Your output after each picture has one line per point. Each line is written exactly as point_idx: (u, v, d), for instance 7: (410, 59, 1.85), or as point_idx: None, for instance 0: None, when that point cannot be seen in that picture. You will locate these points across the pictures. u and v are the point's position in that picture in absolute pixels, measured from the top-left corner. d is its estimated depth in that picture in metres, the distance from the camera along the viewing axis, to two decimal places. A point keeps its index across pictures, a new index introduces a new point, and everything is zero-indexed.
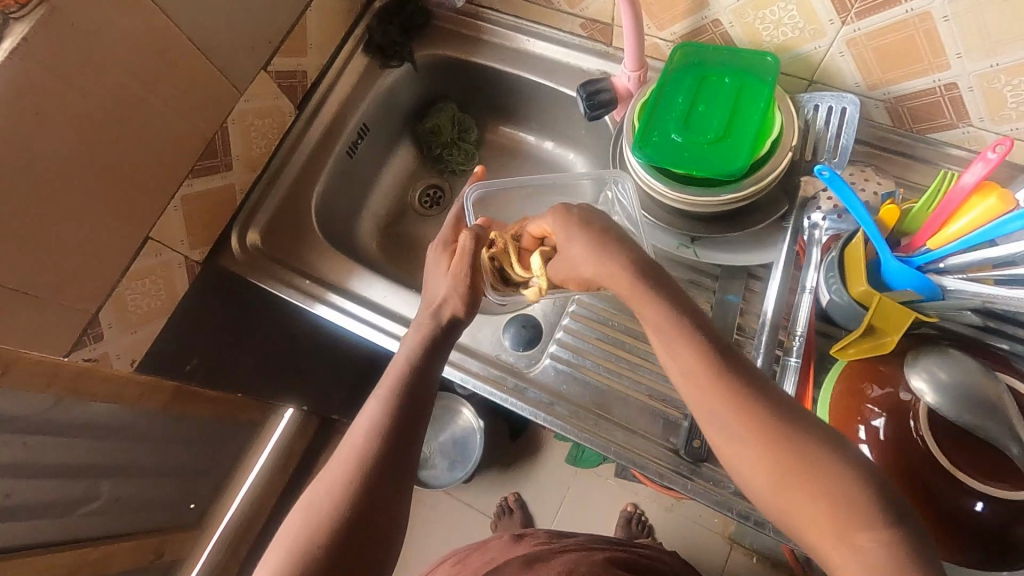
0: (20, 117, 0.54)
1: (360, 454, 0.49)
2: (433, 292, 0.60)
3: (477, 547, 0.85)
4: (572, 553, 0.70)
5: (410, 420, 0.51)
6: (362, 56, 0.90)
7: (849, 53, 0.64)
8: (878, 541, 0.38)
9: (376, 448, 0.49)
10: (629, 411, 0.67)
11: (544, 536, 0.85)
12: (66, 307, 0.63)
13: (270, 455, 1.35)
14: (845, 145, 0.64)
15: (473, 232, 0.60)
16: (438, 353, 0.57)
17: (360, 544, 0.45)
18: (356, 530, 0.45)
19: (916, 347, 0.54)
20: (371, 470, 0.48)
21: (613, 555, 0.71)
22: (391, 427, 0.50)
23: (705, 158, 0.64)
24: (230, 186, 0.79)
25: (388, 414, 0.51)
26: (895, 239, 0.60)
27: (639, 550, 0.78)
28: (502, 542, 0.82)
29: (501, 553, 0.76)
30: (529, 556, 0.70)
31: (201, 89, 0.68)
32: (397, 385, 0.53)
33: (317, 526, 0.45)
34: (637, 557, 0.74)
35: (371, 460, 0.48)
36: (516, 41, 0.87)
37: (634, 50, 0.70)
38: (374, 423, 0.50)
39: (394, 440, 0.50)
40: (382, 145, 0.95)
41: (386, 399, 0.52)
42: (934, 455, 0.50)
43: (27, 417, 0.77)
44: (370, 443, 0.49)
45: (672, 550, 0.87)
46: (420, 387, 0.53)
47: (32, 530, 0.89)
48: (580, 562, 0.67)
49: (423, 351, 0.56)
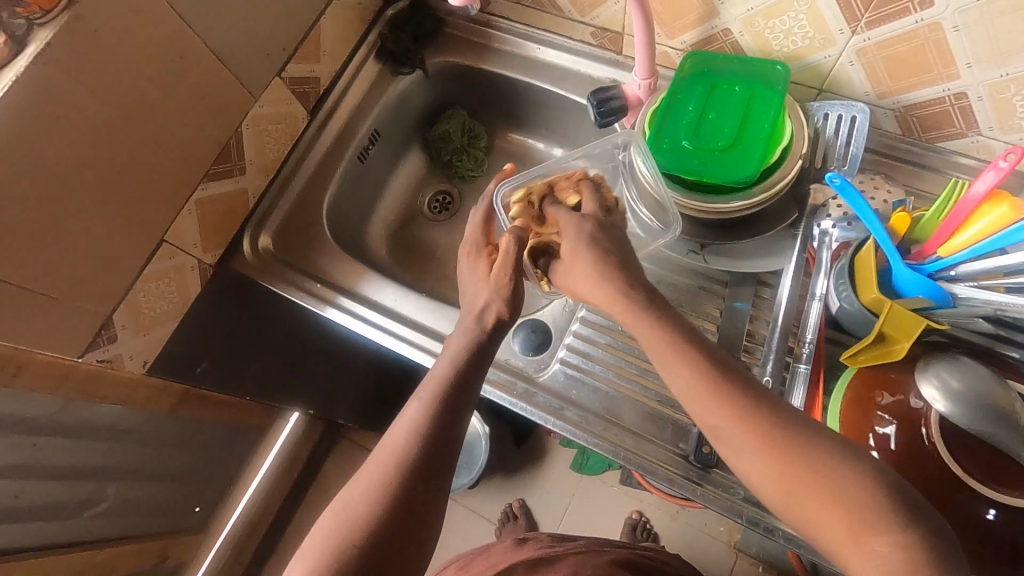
0: (40, 121, 0.55)
1: (396, 460, 0.49)
2: (471, 303, 0.59)
3: (482, 551, 0.85)
4: (578, 557, 0.70)
5: (451, 425, 0.51)
6: (375, 63, 0.91)
7: (858, 63, 0.64)
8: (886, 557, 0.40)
9: (415, 454, 0.49)
10: (638, 416, 0.67)
11: (549, 540, 0.85)
12: (80, 309, 0.64)
13: (275, 459, 1.35)
14: (855, 153, 0.64)
15: (516, 234, 0.58)
16: (482, 361, 0.56)
17: (385, 548, 0.45)
18: (385, 536, 0.45)
19: (925, 355, 0.54)
20: (406, 475, 0.48)
21: (619, 560, 0.71)
22: (430, 433, 0.50)
23: (714, 167, 0.65)
24: (242, 190, 0.79)
25: (428, 420, 0.51)
26: (905, 247, 0.60)
27: (646, 556, 0.78)
28: (508, 547, 0.82)
29: (506, 557, 0.76)
30: (535, 560, 0.70)
31: (217, 94, 0.69)
32: (440, 391, 0.53)
33: (349, 530, 0.45)
34: (644, 563, 0.74)
35: (409, 468, 0.48)
36: (527, 49, 0.88)
37: (645, 58, 0.71)
38: (415, 429, 0.50)
39: (434, 445, 0.50)
40: (393, 151, 0.96)
41: (428, 407, 0.52)
42: (945, 462, 0.50)
43: (37, 417, 0.78)
44: (410, 448, 0.49)
45: (678, 557, 0.87)
46: (462, 393, 0.53)
47: (40, 531, 0.90)
48: (587, 565, 0.67)
49: (467, 361, 0.55)
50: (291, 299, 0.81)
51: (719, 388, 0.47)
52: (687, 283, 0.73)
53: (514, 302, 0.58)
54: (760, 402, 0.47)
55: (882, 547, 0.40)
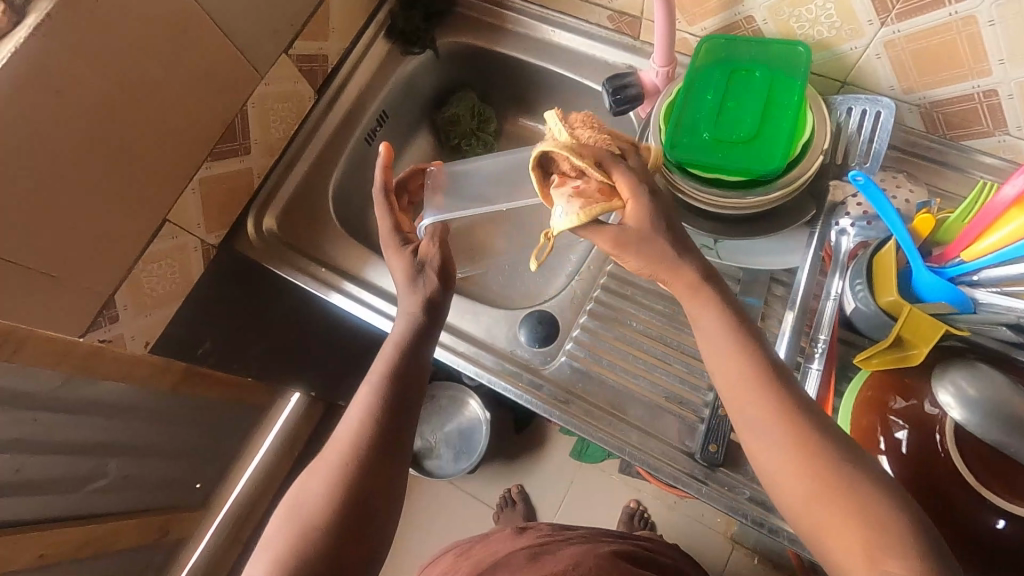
0: (43, 96, 0.53)
1: (354, 437, 0.50)
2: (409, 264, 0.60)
3: (480, 537, 0.85)
4: (577, 546, 0.70)
5: (404, 393, 0.53)
6: (385, 42, 0.88)
7: (886, 56, 0.62)
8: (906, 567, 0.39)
9: (370, 426, 0.51)
10: (642, 411, 0.67)
11: (547, 528, 0.84)
12: (83, 288, 0.63)
13: (275, 438, 1.35)
14: (878, 149, 0.62)
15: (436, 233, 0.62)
16: (431, 326, 0.58)
17: (354, 525, 0.47)
18: (349, 516, 0.47)
19: (941, 360, 0.53)
20: (367, 450, 0.49)
21: (619, 549, 0.71)
22: (383, 406, 0.52)
23: (736, 157, 0.62)
24: (247, 170, 0.78)
25: (381, 393, 0.52)
26: (926, 248, 0.58)
27: (643, 545, 0.78)
28: (506, 534, 0.82)
29: (505, 545, 0.76)
30: (534, 549, 0.70)
31: (223, 70, 0.67)
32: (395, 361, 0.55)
33: (306, 512, 0.46)
34: (641, 551, 0.74)
35: (366, 440, 0.50)
36: (541, 32, 0.86)
37: (664, 45, 0.68)
38: (370, 401, 0.52)
39: (388, 415, 0.51)
40: (401, 133, 0.94)
41: (383, 379, 0.53)
42: (958, 469, 0.49)
43: (39, 393, 0.77)
44: (363, 426, 0.51)
45: (674, 546, 0.86)
46: (411, 363, 0.55)
47: (41, 505, 0.90)
48: (586, 555, 0.66)
49: (418, 325, 0.57)
50: (295, 283, 0.80)
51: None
52: None
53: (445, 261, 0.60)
54: (771, 404, 0.46)
55: (902, 560, 0.39)
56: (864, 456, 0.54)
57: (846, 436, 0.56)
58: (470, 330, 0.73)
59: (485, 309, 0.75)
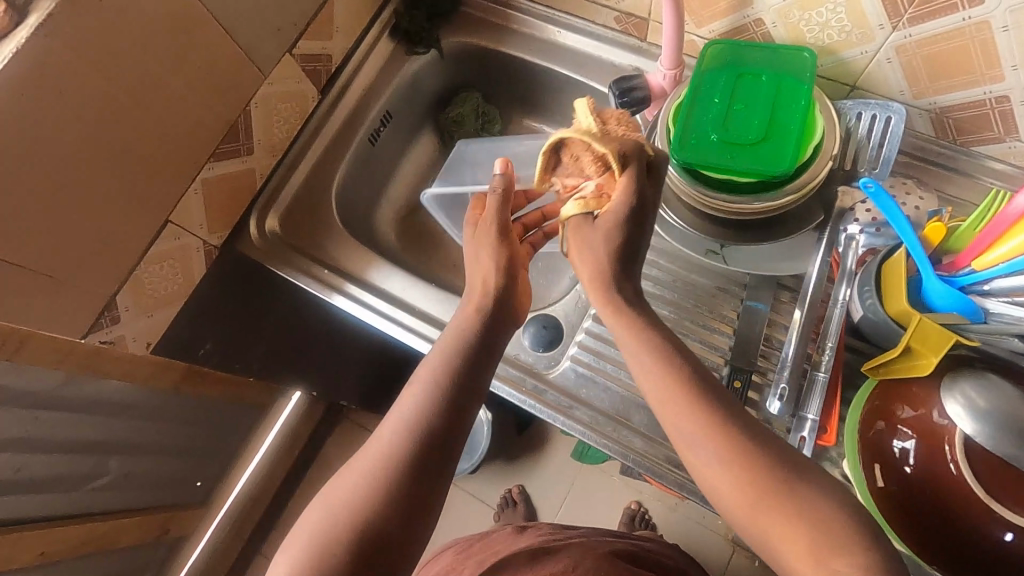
0: (43, 97, 0.53)
1: (402, 437, 0.48)
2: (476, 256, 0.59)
3: (481, 536, 0.85)
4: (579, 546, 0.70)
5: (463, 397, 0.51)
6: (389, 42, 0.88)
7: (896, 60, 0.61)
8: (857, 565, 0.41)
9: (425, 430, 0.48)
10: (648, 418, 0.66)
11: (548, 527, 0.84)
12: (85, 289, 0.63)
13: (277, 437, 1.35)
14: (888, 155, 0.62)
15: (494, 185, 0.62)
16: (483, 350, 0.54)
17: (392, 529, 0.45)
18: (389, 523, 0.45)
19: (952, 370, 0.52)
20: (417, 454, 0.47)
21: (619, 549, 0.70)
22: (439, 411, 0.49)
23: (745, 161, 0.60)
24: (250, 170, 0.77)
25: (434, 396, 0.50)
26: (937, 256, 0.58)
27: (644, 546, 0.77)
28: (507, 534, 0.82)
29: (505, 545, 0.75)
30: (535, 550, 0.70)
31: (227, 71, 0.66)
32: (447, 371, 0.51)
33: (342, 512, 0.45)
34: (644, 552, 0.73)
35: (416, 445, 0.48)
36: (547, 32, 0.85)
37: (671, 47, 0.68)
38: (424, 401, 0.50)
39: (445, 421, 0.49)
40: (405, 133, 0.93)
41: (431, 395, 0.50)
42: (966, 482, 0.49)
43: (39, 392, 0.77)
44: (415, 428, 0.48)
45: (676, 547, 0.85)
46: (475, 365, 0.52)
47: (42, 503, 0.90)
48: (587, 557, 0.66)
49: (481, 328, 0.55)
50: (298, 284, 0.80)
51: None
52: (703, 282, 0.72)
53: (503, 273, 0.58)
54: None
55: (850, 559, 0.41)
56: (870, 463, 0.55)
57: (853, 444, 0.57)
58: None
59: None
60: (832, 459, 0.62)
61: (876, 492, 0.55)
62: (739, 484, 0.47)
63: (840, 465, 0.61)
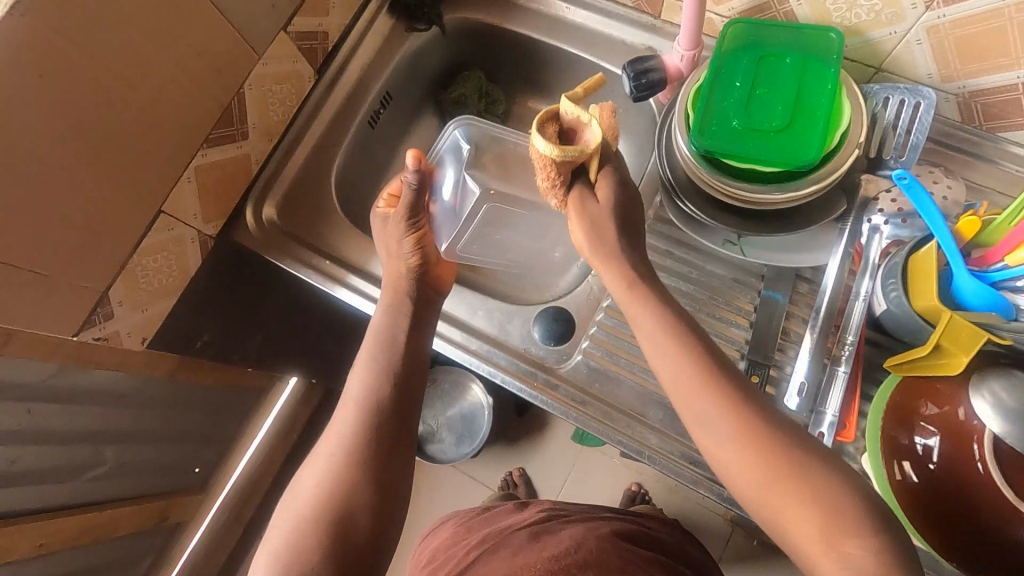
0: (22, 78, 0.49)
1: None
2: (391, 232, 0.64)
3: (483, 510, 0.84)
4: (580, 526, 0.69)
5: (395, 428, 0.53)
6: (388, 17, 0.83)
7: (927, 42, 0.58)
8: (851, 530, 0.43)
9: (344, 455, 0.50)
10: (664, 414, 0.65)
11: (550, 503, 0.83)
12: (75, 284, 0.60)
13: (274, 423, 1.32)
14: (916, 142, 0.59)
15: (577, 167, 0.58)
16: (410, 323, 0.60)
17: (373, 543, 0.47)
18: None
19: (982, 368, 0.50)
20: None
21: (620, 529, 0.70)
22: (371, 439, 0.51)
23: (770, 150, 0.58)
24: (245, 155, 0.74)
25: (362, 422, 0.52)
26: (967, 250, 0.57)
27: (645, 523, 0.77)
28: (510, 509, 0.81)
29: (509, 521, 0.75)
30: (537, 529, 0.69)
31: (218, 50, 0.62)
32: (372, 396, 0.54)
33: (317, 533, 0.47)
34: (644, 531, 0.73)
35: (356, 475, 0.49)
36: (555, 8, 0.81)
37: (690, 27, 0.64)
38: None
39: (369, 447, 0.51)
40: (405, 114, 0.89)
41: (372, 370, 0.56)
42: (995, 482, 0.47)
43: (30, 383, 0.74)
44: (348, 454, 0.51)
45: (677, 523, 0.85)
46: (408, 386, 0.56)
47: (36, 494, 0.88)
48: (588, 537, 0.65)
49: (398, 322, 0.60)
50: (297, 275, 0.77)
51: (739, 408, 0.48)
52: (721, 273, 0.70)
53: (427, 266, 0.64)
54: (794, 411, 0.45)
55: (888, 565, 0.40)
56: (889, 459, 0.54)
57: (874, 443, 0.56)
58: (485, 328, 0.71)
59: (497, 304, 0.72)
60: (850, 454, 0.61)
61: (894, 486, 0.54)
62: (765, 487, 0.46)
63: (858, 461, 0.61)
